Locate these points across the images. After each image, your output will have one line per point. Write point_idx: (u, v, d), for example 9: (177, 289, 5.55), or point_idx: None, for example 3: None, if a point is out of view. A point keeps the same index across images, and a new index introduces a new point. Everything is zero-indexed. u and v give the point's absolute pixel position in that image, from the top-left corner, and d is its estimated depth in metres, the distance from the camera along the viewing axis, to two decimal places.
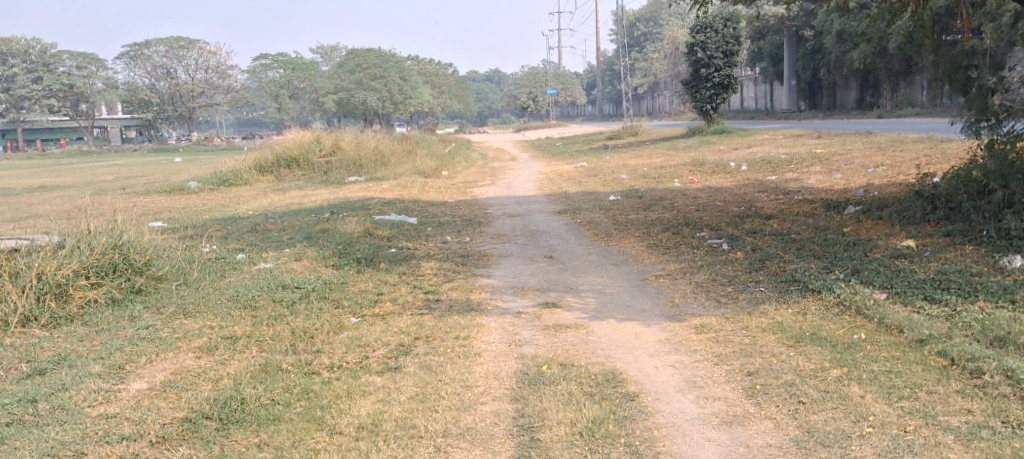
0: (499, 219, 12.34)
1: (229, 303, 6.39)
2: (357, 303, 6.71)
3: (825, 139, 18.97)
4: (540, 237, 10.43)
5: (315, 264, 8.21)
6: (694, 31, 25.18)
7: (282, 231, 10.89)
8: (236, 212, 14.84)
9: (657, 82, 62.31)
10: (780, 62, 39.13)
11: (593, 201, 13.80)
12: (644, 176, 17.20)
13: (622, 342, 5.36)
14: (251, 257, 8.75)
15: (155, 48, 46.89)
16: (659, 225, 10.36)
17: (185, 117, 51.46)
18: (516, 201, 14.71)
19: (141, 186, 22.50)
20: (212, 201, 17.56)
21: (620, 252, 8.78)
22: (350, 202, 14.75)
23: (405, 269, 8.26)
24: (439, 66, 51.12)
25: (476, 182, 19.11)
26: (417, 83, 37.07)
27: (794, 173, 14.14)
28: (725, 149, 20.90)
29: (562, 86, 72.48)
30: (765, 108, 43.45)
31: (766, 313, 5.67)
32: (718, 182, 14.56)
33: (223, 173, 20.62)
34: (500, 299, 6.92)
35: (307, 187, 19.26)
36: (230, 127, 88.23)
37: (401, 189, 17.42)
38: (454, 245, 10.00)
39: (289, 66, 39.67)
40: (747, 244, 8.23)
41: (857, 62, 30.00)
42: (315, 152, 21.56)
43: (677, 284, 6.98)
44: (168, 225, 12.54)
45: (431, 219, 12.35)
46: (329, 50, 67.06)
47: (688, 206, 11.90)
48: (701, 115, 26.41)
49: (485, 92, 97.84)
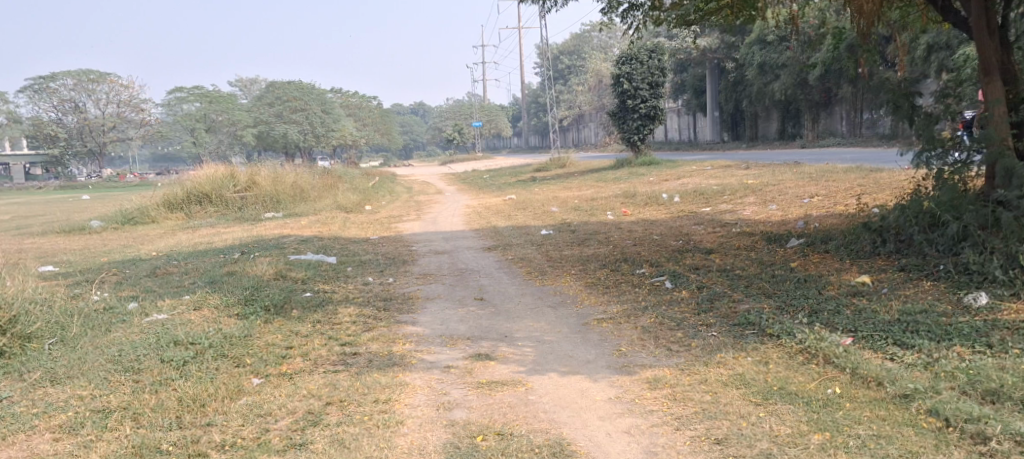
0: (425, 257, 11.60)
1: (106, 365, 5.59)
2: (261, 361, 5.89)
3: (754, 170, 18.83)
4: (469, 277, 9.71)
5: (216, 314, 7.37)
6: (620, 62, 25.15)
7: (185, 275, 9.96)
8: (138, 253, 13.76)
9: (581, 113, 62.54)
10: (703, 94, 39.48)
11: (524, 235, 13.18)
12: (575, 209, 16.70)
13: (567, 403, 4.68)
14: (143, 307, 7.86)
15: (62, 81, 44.46)
16: (596, 262, 9.79)
17: (95, 152, 49.31)
18: (442, 237, 14.01)
19: (40, 226, 21.04)
20: (114, 241, 16.36)
21: (556, 292, 8.13)
22: (264, 241, 13.84)
23: (320, 316, 7.45)
24: (363, 98, 50.24)
25: (400, 218, 18.34)
26: (341, 116, 36.07)
27: (729, 204, 13.80)
28: (654, 181, 20.60)
29: (487, 118, 72.29)
30: (689, 139, 43.80)
31: (724, 362, 5.04)
32: (652, 214, 14.14)
33: (127, 211, 19.40)
34: (426, 350, 6.15)
35: (220, 225, 18.18)
36: (146, 163, 85.33)
37: (321, 225, 16.52)
38: (376, 287, 9.22)
39: (206, 99, 38.81)
40: (691, 282, 7.68)
41: (778, 94, 30.33)
42: (229, 188, 20.44)
43: (621, 329, 6.34)
44: (59, 272, 11.48)
45: (351, 258, 11.54)
46: (250, 83, 65.50)
47: (623, 240, 11.39)
48: (629, 147, 26.18)
49: (410, 126, 97.28)
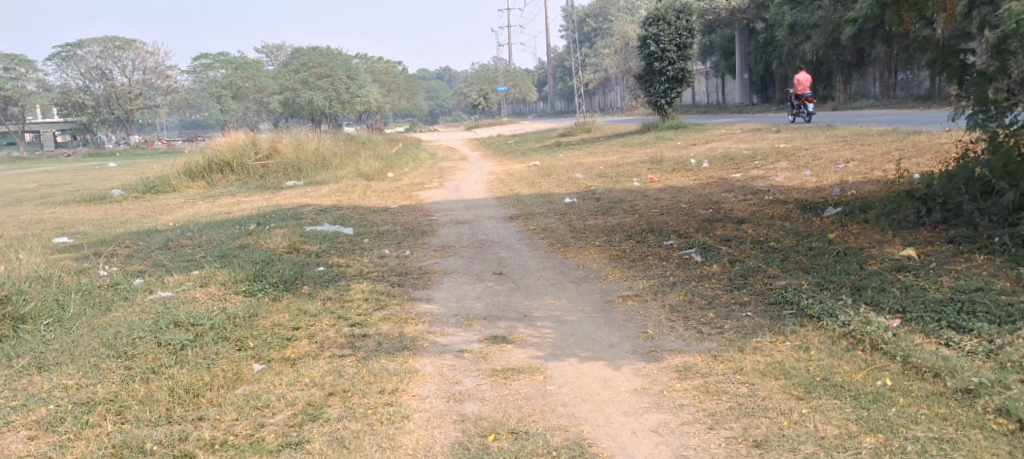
0: (444, 228, 11.19)
1: (98, 350, 5.31)
2: (264, 344, 5.55)
3: (786, 133, 18.21)
4: (489, 249, 9.30)
5: (221, 291, 7.05)
6: (647, 23, 24.42)
7: (197, 248, 9.65)
8: (156, 223, 13.53)
9: (608, 77, 61.62)
10: (732, 56, 38.49)
11: (547, 204, 12.74)
12: (601, 175, 16.20)
13: (590, 395, 4.27)
14: (148, 284, 7.55)
15: (89, 48, 44.83)
16: (621, 233, 9.36)
17: (122, 120, 49.30)
18: (463, 205, 13.61)
19: (63, 194, 20.95)
20: (133, 211, 16.16)
21: (577, 267, 7.71)
22: (282, 211, 13.53)
23: (332, 293, 7.12)
24: (387, 63, 49.73)
25: (422, 185, 17.99)
26: (366, 82, 35.54)
27: (762, 169, 13.23)
28: (682, 146, 20.02)
29: (512, 83, 71.46)
30: (718, 102, 42.91)
31: (761, 348, 4.61)
32: (679, 181, 13.65)
33: (148, 180, 19.21)
34: (440, 332, 5.78)
35: (241, 194, 17.91)
36: (175, 130, 85.72)
37: (341, 194, 16.17)
38: (392, 261, 8.85)
39: (232, 66, 38.44)
40: (721, 255, 7.23)
41: (810, 55, 29.45)
42: (251, 156, 20.14)
43: (647, 308, 5.91)
44: (72, 245, 11.27)
45: (368, 229, 11.17)
46: (275, 49, 65.15)
47: (650, 209, 10.91)
48: (656, 110, 25.55)
49: (436, 91, 96.72)
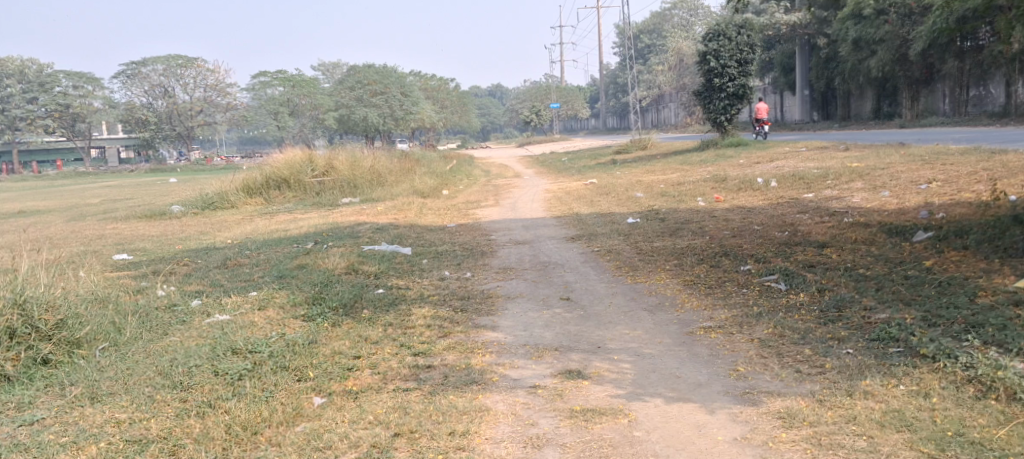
0: (504, 248, 10.83)
1: (154, 380, 5.03)
2: (325, 375, 5.24)
3: (856, 151, 17.51)
4: (553, 272, 8.91)
5: (279, 315, 6.77)
6: (706, 39, 23.89)
7: (255, 268, 9.46)
8: (213, 241, 13.44)
9: (662, 94, 60.96)
10: (792, 71, 37.61)
11: (610, 224, 12.31)
12: (662, 194, 15.71)
13: (682, 446, 3.99)
14: (206, 306, 7.29)
15: (152, 66, 45.57)
16: (692, 256, 8.90)
17: (183, 136, 50.01)
18: (522, 224, 13.26)
19: (125, 210, 21.18)
20: (192, 227, 16.17)
21: (650, 293, 7.28)
22: (339, 229, 13.32)
23: (393, 318, 6.79)
24: (441, 80, 49.84)
25: (478, 203, 17.68)
26: (420, 98, 35.42)
27: (836, 189, 12.64)
28: (744, 164, 19.43)
29: (564, 100, 71.14)
30: (777, 119, 42.00)
31: (874, 393, 4.26)
32: (747, 201, 13.13)
33: (208, 196, 19.27)
34: (509, 363, 5.40)
35: (297, 211, 17.81)
36: (233, 146, 87.25)
37: (397, 211, 15.94)
38: (453, 283, 8.52)
39: (289, 83, 38.57)
40: (807, 283, 6.76)
41: (875, 71, 28.57)
42: (307, 173, 20.10)
43: (734, 342, 5.47)
44: (132, 263, 11.20)
45: (427, 249, 10.87)
46: (331, 67, 65.93)
47: (720, 230, 10.43)
48: (715, 127, 24.96)
49: (487, 108, 97.01)
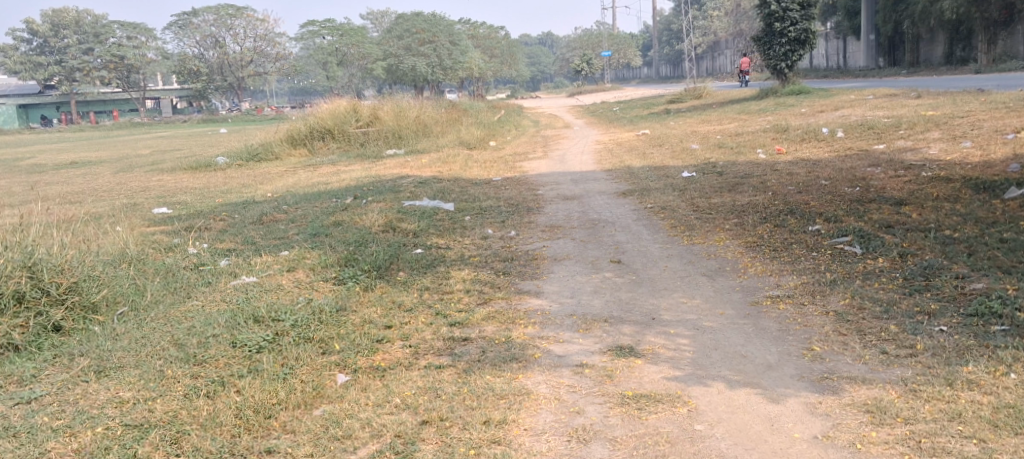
0: (551, 204, 10.26)
1: (166, 351, 4.63)
2: (351, 348, 4.78)
3: (928, 99, 16.47)
4: (603, 231, 8.33)
5: (309, 278, 6.33)
6: None
7: (291, 224, 9.02)
8: (255, 194, 13.07)
9: (718, 40, 59.18)
10: (856, 16, 35.98)
11: (664, 178, 11.63)
12: (720, 146, 14.95)
13: (753, 443, 3.47)
14: (235, 266, 6.87)
15: (203, 16, 45.67)
16: (754, 214, 8.26)
17: (234, 87, 49.99)
18: (571, 178, 12.67)
19: (172, 161, 21.01)
20: (235, 180, 15.86)
21: (708, 256, 6.68)
22: (381, 182, 12.85)
23: (429, 284, 6.31)
24: (491, 29, 48.94)
25: (527, 154, 17.08)
26: (469, 48, 34.58)
27: (910, 141, 11.79)
28: (806, 113, 18.48)
29: (616, 48, 69.63)
30: (839, 66, 40.38)
31: (979, 383, 3.67)
32: (811, 153, 12.34)
33: (252, 147, 18.99)
34: (553, 337, 4.88)
35: (341, 163, 17.40)
36: (284, 97, 87.51)
37: (442, 163, 15.44)
38: (496, 242, 8.01)
39: (338, 33, 37.96)
40: (886, 248, 6.11)
41: (949, 12, 27.08)
42: (352, 123, 19.66)
43: (806, 315, 4.86)
44: (169, 216, 10.88)
45: (470, 204, 10.35)
46: (379, 16, 65.15)
47: (783, 186, 9.73)
48: (774, 75, 23.86)
49: (538, 57, 95.72)
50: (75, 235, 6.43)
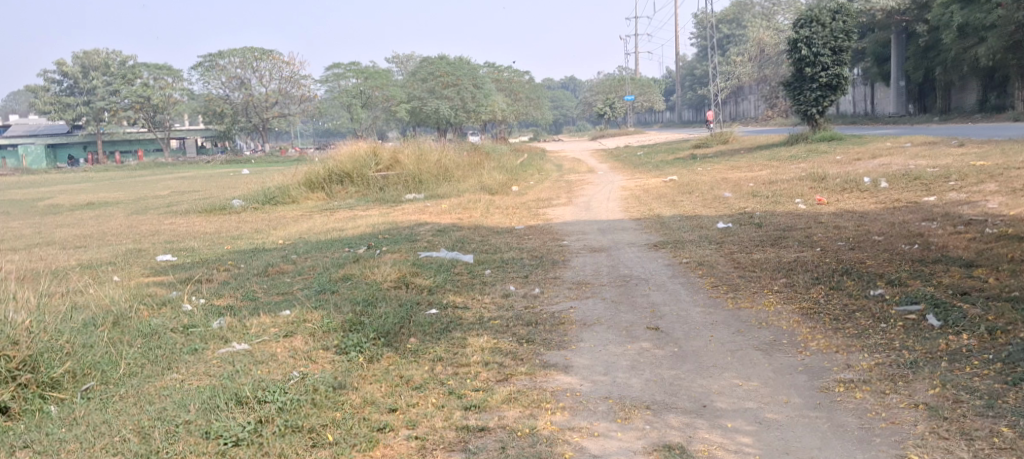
0: (578, 256, 9.51)
1: (129, 447, 4.08)
2: (348, 440, 4.14)
3: (972, 148, 15.69)
4: (636, 289, 7.58)
5: (306, 346, 5.59)
6: (798, 26, 22.02)
7: (297, 278, 8.32)
8: (266, 241, 12.40)
9: (742, 85, 58.63)
10: (886, 62, 35.28)
11: (697, 228, 10.84)
12: (754, 194, 14.17)
13: None
14: (229, 327, 6.14)
15: (229, 59, 45.58)
16: (805, 274, 7.49)
17: (259, 128, 49.94)
18: (598, 227, 11.95)
19: (187, 203, 20.51)
20: (248, 224, 15.27)
21: (759, 326, 5.92)
22: (397, 230, 12.16)
23: (443, 353, 5.57)
24: (513, 73, 48.68)
25: (550, 201, 16.39)
26: (491, 91, 34.18)
27: (964, 193, 10.96)
28: (842, 160, 17.67)
29: (639, 92, 69.17)
30: (866, 112, 39.64)
31: None
32: (855, 204, 11.56)
33: (269, 190, 18.45)
34: (585, 430, 4.17)
35: (358, 207, 16.79)
36: (309, 138, 87.70)
37: (462, 209, 14.75)
38: (519, 302, 7.28)
39: (363, 75, 37.70)
40: (969, 321, 5.33)
41: (984, 59, 26.39)
42: (371, 167, 19.09)
43: (891, 408, 4.11)
44: (173, 264, 10.24)
45: (491, 256, 9.63)
46: (405, 59, 65.34)
47: (831, 240, 8.94)
48: (805, 121, 23.15)
49: (561, 101, 95.72)
50: (44, 295, 5.75)
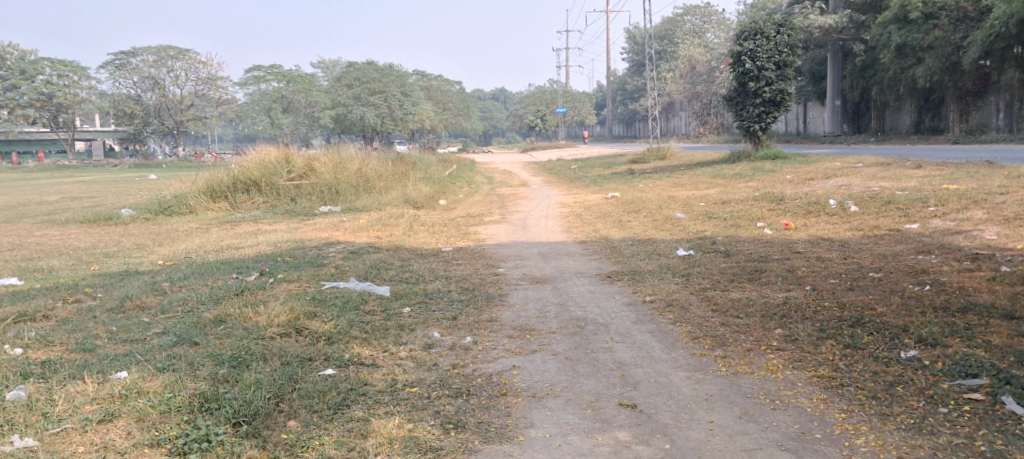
0: (518, 290, 7.84)
1: None
2: None
3: (932, 170, 14.65)
4: (593, 341, 5.91)
5: (130, 441, 3.96)
6: (742, 38, 20.78)
7: (158, 318, 6.43)
8: (144, 261, 10.34)
9: (672, 101, 58.28)
10: (821, 80, 34.63)
11: (654, 256, 9.29)
12: (708, 215, 12.75)
13: None
14: (25, 402, 4.30)
15: (143, 57, 42.76)
16: (808, 323, 5.95)
17: (172, 131, 47.31)
18: (538, 251, 10.34)
19: (69, 212, 18.13)
20: (131, 238, 13.15)
21: (774, 405, 4.44)
22: (301, 250, 10.27)
23: (332, 450, 3.96)
24: (442, 82, 46.98)
25: (482, 217, 14.77)
26: (420, 98, 32.40)
27: (949, 221, 9.71)
28: (795, 180, 16.49)
29: (571, 105, 68.36)
30: (799, 131, 39.21)
31: None
32: (826, 231, 10.22)
33: (164, 198, 16.36)
34: None
35: (265, 220, 14.83)
36: (229, 143, 84.18)
37: (382, 226, 12.95)
38: (446, 357, 5.58)
39: (285, 79, 35.69)
40: None
41: (921, 80, 25.66)
42: (282, 174, 17.07)
43: None
44: (12, 292, 8.15)
45: (411, 287, 7.86)
46: (331, 65, 63.20)
47: (820, 277, 7.47)
48: (746, 137, 22.05)
49: (490, 111, 94.42)
50: None
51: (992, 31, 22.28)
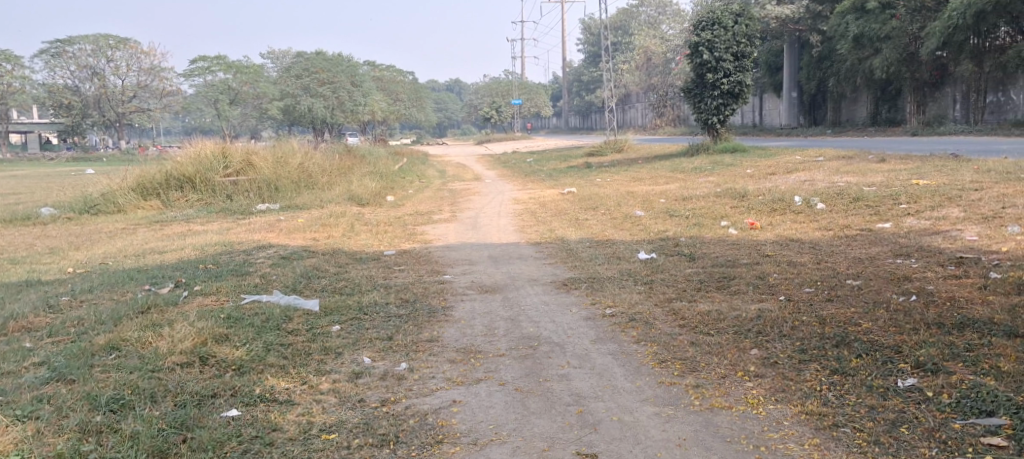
0: (464, 301, 7.08)
1: None
2: None
3: (897, 164, 14.17)
4: (546, 367, 5.16)
5: None
6: (699, 28, 20.16)
7: (42, 343, 5.56)
8: (52, 268, 9.37)
9: (629, 93, 57.75)
10: (778, 72, 34.31)
11: (613, 259, 8.58)
12: (669, 213, 12.08)
13: None
14: None
15: (80, 46, 40.93)
16: (788, 343, 5.26)
17: (113, 123, 45.42)
18: (487, 254, 9.57)
19: None
20: (47, 240, 12.11)
21: (759, 454, 3.84)
22: (227, 255, 9.37)
23: None
24: (395, 72, 45.83)
25: (431, 215, 13.96)
26: (371, 89, 31.32)
27: (923, 219, 9.15)
28: (756, 174, 15.96)
29: (527, 96, 67.62)
30: (756, 122, 38.91)
31: None
32: (795, 230, 9.59)
33: (89, 197, 15.26)
34: None
35: (197, 220, 13.83)
36: (178, 134, 81.79)
37: (321, 226, 12.08)
38: (373, 389, 4.81)
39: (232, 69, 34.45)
40: None
41: (878, 71, 25.35)
42: (217, 170, 15.95)
43: None
44: None
45: (343, 299, 7.05)
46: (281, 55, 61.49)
47: (795, 285, 6.81)
48: (704, 129, 21.48)
49: (445, 103, 93.12)
50: None
51: (950, 21, 22.06)
